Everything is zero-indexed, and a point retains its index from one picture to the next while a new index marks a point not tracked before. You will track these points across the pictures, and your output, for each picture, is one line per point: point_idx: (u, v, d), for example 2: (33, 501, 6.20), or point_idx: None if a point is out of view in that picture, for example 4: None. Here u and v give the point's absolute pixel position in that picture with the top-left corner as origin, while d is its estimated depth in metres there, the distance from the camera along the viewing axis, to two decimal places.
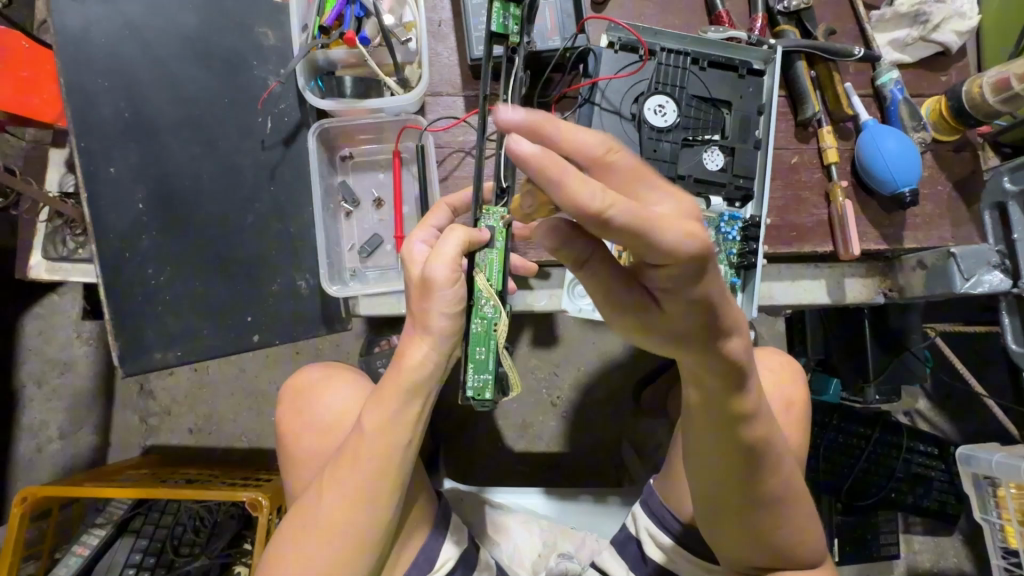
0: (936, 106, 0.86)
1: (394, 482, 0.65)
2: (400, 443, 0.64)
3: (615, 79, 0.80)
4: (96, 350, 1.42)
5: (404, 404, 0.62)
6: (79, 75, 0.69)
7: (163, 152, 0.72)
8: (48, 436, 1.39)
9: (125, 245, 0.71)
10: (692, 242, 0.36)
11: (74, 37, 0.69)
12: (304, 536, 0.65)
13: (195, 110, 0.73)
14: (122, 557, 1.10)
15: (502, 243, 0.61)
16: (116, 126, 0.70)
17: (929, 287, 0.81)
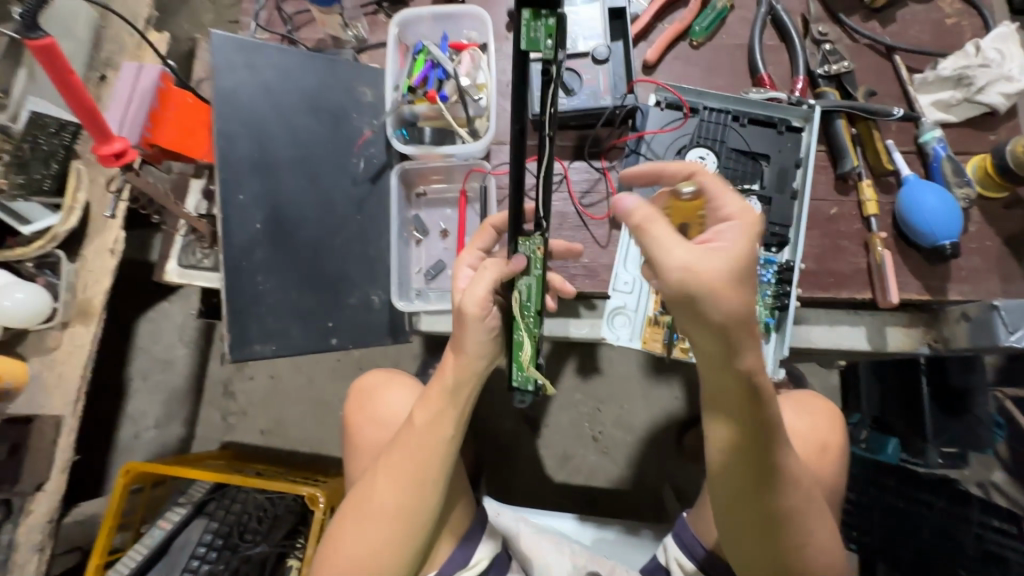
0: (981, 164, 0.88)
1: (439, 473, 0.73)
2: (444, 438, 0.73)
3: (660, 133, 0.90)
4: (193, 353, 1.63)
5: (448, 404, 0.72)
6: (223, 123, 0.85)
7: (278, 184, 0.87)
8: (144, 424, 1.54)
9: (241, 257, 0.84)
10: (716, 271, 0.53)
11: (225, 94, 0.85)
12: (360, 516, 0.74)
13: (306, 151, 0.89)
14: (195, 536, 1.22)
15: (539, 270, 0.68)
16: (242, 163, 0.86)
17: (975, 339, 0.81)
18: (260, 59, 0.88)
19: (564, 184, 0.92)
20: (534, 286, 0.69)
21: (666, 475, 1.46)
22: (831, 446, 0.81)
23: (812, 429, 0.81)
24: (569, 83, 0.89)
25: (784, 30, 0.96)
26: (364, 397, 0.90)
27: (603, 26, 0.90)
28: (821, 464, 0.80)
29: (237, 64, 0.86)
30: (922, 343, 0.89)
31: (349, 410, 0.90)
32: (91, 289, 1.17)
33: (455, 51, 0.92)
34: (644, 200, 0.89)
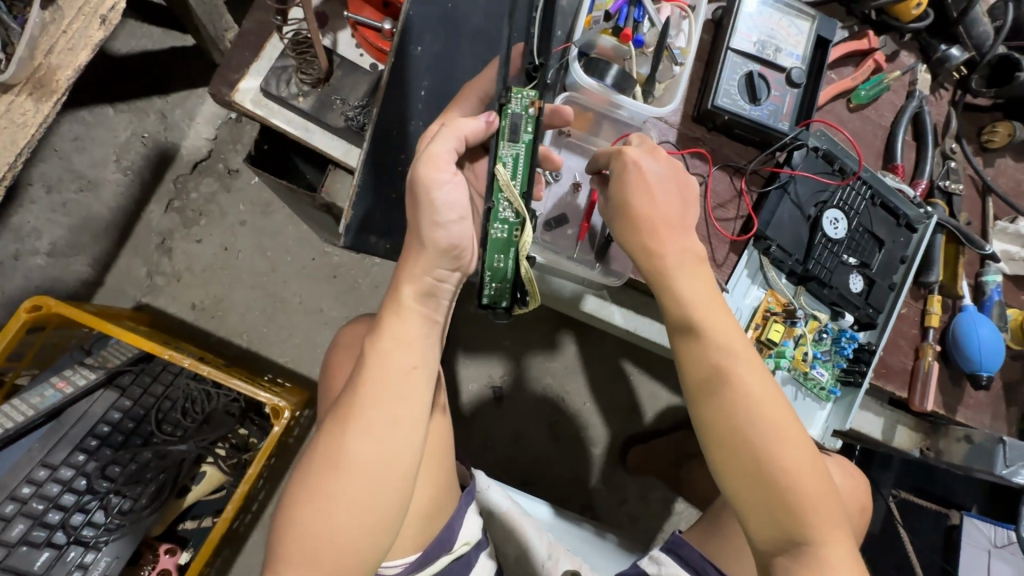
0: (1019, 317, 1.00)
1: (405, 406, 0.63)
2: (408, 365, 0.64)
3: (810, 180, 0.88)
4: (130, 185, 1.30)
5: (409, 322, 0.65)
6: None
7: (448, 54, 0.72)
8: (34, 247, 1.21)
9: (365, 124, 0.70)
10: (636, 200, 0.66)
11: None
12: (316, 479, 0.61)
13: (467, 27, 0.73)
14: (99, 411, 0.97)
15: (527, 135, 0.67)
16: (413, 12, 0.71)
17: (969, 461, 0.93)
18: None
19: (703, 189, 0.87)
20: (520, 157, 0.67)
21: (600, 479, 1.52)
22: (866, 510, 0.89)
23: (857, 497, 0.87)
24: (758, 91, 0.83)
25: (923, 132, 1.00)
26: (354, 346, 0.86)
27: (807, 50, 0.85)
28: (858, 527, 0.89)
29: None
30: (915, 447, 1.01)
31: (333, 364, 0.86)
32: (61, 58, 0.81)
33: None
34: (777, 239, 0.86)
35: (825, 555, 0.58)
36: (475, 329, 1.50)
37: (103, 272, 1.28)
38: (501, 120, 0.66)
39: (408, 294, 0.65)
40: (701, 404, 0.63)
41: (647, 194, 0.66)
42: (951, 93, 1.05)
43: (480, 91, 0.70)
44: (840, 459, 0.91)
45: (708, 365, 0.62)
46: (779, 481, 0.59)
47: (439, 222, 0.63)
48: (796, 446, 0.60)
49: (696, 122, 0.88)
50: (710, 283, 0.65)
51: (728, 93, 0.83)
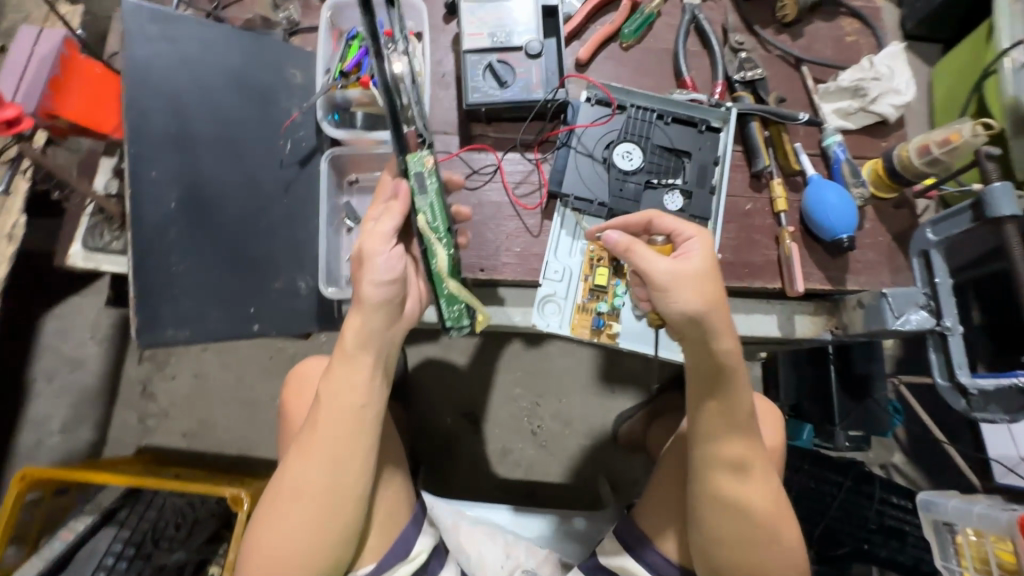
0: (874, 167, 0.96)
1: (355, 446, 0.74)
2: (356, 406, 0.73)
3: (590, 128, 0.92)
4: (106, 353, 1.52)
5: (352, 368, 0.74)
6: (138, 94, 0.72)
7: (199, 162, 0.77)
8: (49, 430, 1.46)
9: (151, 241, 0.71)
10: (693, 290, 0.66)
11: (138, 67, 0.73)
12: (283, 501, 0.73)
13: (204, 133, 0.78)
14: (105, 545, 1.13)
15: (434, 183, 0.73)
16: (152, 140, 0.73)
17: (868, 325, 0.88)
18: (180, 32, 0.77)
19: (498, 175, 0.93)
20: (435, 205, 0.74)
21: (600, 466, 1.54)
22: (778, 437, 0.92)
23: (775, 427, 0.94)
24: (502, 74, 0.90)
25: (706, 37, 1.02)
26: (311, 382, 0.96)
27: (537, 22, 0.93)
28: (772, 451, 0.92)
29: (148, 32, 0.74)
30: (825, 330, 0.97)
31: (288, 397, 0.97)
32: None
33: (389, 38, 0.93)
34: (575, 192, 0.91)
35: (769, 529, 0.70)
36: (435, 368, 1.57)
37: (105, 431, 1.49)
38: (407, 180, 0.72)
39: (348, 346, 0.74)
40: (723, 445, 0.69)
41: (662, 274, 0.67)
42: None
43: (248, 177, 0.82)
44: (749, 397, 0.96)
45: (727, 420, 0.68)
46: (729, 487, 0.70)
47: (375, 282, 0.71)
48: (763, 463, 0.69)
49: (471, 121, 0.95)
50: (725, 329, 0.67)
51: (477, 88, 0.91)
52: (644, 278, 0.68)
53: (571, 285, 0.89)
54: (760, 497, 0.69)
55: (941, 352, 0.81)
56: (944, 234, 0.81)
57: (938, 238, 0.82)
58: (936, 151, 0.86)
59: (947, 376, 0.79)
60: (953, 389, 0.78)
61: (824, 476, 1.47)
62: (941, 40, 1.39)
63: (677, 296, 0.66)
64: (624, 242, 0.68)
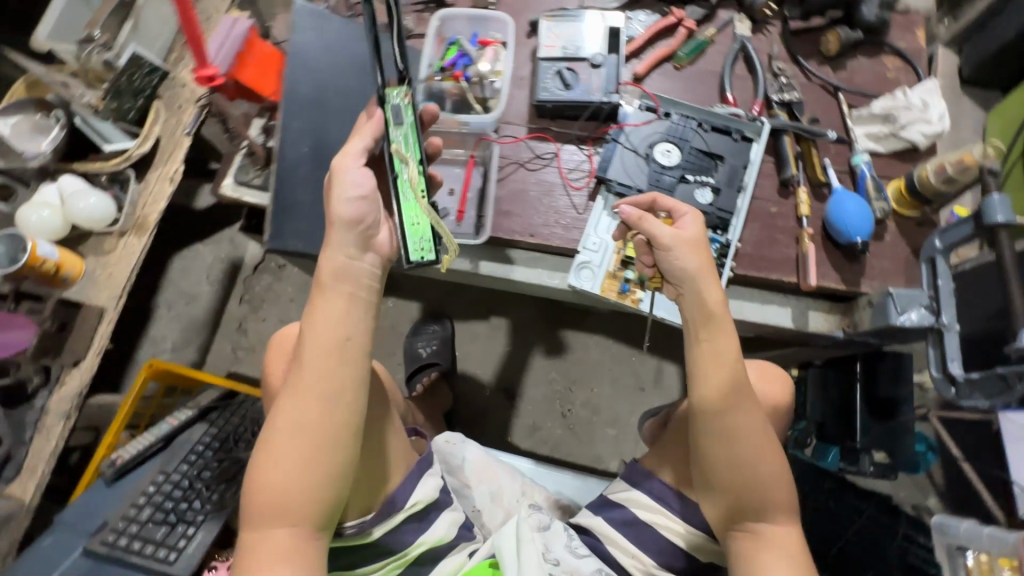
0: (898, 187, 1.06)
1: (343, 376, 0.78)
2: (340, 338, 0.78)
3: (637, 128, 1.09)
4: (215, 292, 1.83)
5: (332, 305, 0.79)
6: (294, 69, 0.99)
7: (325, 121, 0.99)
8: (162, 348, 1.77)
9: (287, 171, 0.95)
10: (687, 253, 0.86)
11: (297, 49, 1.00)
12: (272, 439, 0.76)
13: (333, 102, 1.01)
14: (196, 437, 1.36)
15: (410, 118, 0.88)
16: (297, 103, 0.98)
17: (874, 321, 0.96)
18: (328, 25, 1.02)
19: (554, 161, 1.12)
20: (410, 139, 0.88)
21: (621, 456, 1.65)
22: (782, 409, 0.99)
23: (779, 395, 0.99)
24: (568, 79, 1.10)
25: (751, 63, 1.17)
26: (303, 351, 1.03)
27: (602, 41, 1.12)
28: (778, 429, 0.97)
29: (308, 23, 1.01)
30: (837, 328, 1.05)
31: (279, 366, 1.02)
32: (149, 207, 1.36)
33: (481, 45, 1.15)
34: (617, 179, 1.07)
35: (761, 471, 0.80)
36: (481, 343, 1.74)
37: (205, 355, 1.78)
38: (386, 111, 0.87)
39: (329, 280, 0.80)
40: (709, 395, 0.81)
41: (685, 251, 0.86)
42: (778, 27, 1.22)
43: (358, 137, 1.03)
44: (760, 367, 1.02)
45: (718, 368, 0.81)
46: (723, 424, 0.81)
47: (343, 197, 0.80)
48: (751, 408, 0.81)
49: (538, 117, 1.15)
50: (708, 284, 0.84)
51: (547, 88, 1.10)
52: (652, 243, 0.88)
53: (606, 256, 1.05)
54: (753, 436, 0.80)
55: (938, 348, 0.89)
56: (949, 242, 0.90)
57: (944, 245, 0.91)
58: (951, 172, 0.95)
59: (942, 370, 0.87)
60: (944, 380, 0.85)
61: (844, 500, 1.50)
62: (1000, 87, 1.45)
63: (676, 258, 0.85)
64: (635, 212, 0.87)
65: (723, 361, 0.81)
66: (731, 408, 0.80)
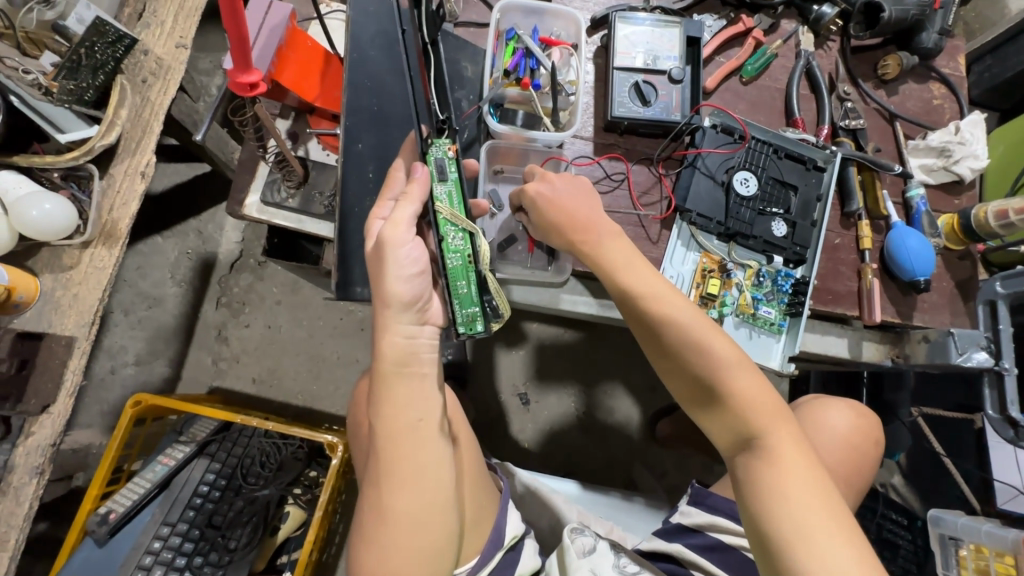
0: (949, 222, 1.09)
1: (426, 456, 0.67)
2: (415, 420, 0.67)
3: (714, 153, 1.03)
4: (185, 294, 1.58)
5: (403, 386, 0.67)
6: (355, 74, 0.81)
7: (391, 139, 0.83)
8: (124, 360, 1.48)
9: (350, 202, 0.79)
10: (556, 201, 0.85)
11: (359, 47, 0.82)
12: (370, 530, 0.66)
13: (398, 115, 0.84)
14: (198, 474, 1.20)
15: (453, 172, 0.79)
16: (359, 116, 0.81)
17: (930, 357, 1.01)
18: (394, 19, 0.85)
19: (626, 183, 1.03)
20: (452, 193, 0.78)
21: (635, 456, 1.64)
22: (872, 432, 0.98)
23: (869, 427, 0.98)
24: (647, 94, 1.00)
25: (816, 83, 1.13)
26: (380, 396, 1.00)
27: (681, 51, 1.03)
28: (860, 451, 0.96)
29: (369, 9, 0.83)
30: (887, 357, 1.09)
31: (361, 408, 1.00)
32: (118, 212, 1.11)
33: (545, 44, 1.02)
34: (696, 209, 1.01)
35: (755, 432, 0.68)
36: (492, 346, 1.67)
37: (180, 368, 1.55)
38: (428, 163, 0.77)
39: (387, 359, 0.67)
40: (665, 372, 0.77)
41: (556, 207, 0.85)
42: (837, 43, 1.18)
43: None
44: (847, 403, 0.99)
45: (646, 331, 0.77)
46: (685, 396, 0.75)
47: (402, 276, 0.66)
48: (704, 360, 0.72)
49: (606, 131, 1.05)
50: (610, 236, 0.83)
51: (623, 104, 1.00)
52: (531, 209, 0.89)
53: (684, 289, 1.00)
54: (735, 382, 0.70)
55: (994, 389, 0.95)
56: (1012, 288, 0.95)
57: (1006, 291, 0.95)
58: (1013, 217, 0.99)
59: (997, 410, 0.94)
60: (1003, 421, 0.93)
61: None
62: (999, 110, 1.53)
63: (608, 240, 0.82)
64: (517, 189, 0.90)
65: (659, 322, 0.75)
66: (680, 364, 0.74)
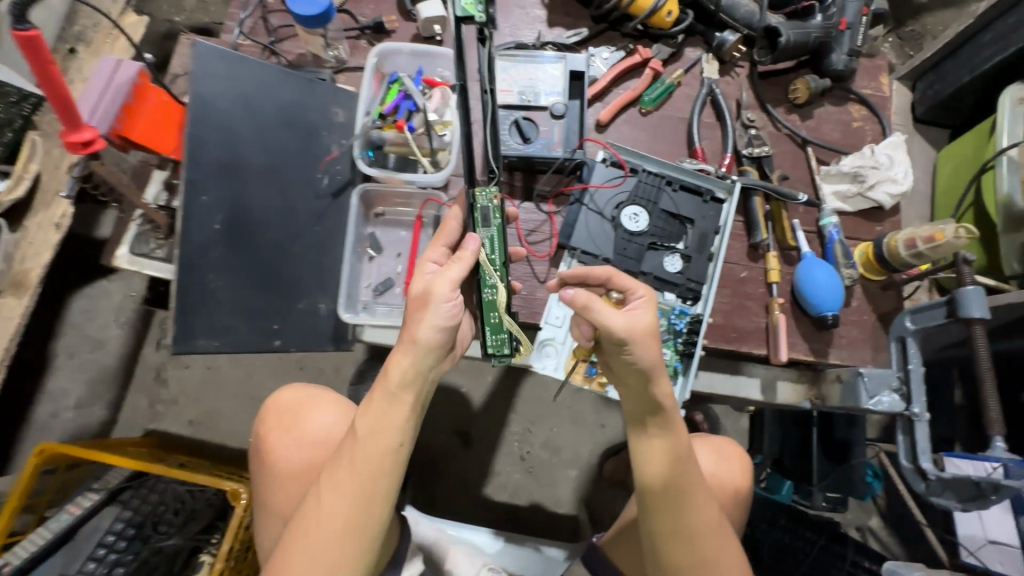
0: (866, 250, 1.02)
1: (390, 485, 0.68)
2: (395, 443, 0.68)
3: (602, 188, 0.99)
4: (128, 336, 1.60)
5: (394, 408, 0.69)
6: (199, 130, 0.92)
7: (243, 187, 0.95)
8: (64, 405, 1.51)
9: (198, 253, 0.91)
10: (626, 323, 0.68)
11: (203, 102, 0.92)
12: (301, 533, 0.66)
13: (249, 168, 0.96)
14: (106, 524, 1.19)
15: (497, 220, 0.77)
16: (210, 168, 0.93)
17: (843, 399, 0.93)
18: (243, 74, 0.96)
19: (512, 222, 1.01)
20: (495, 238, 0.77)
21: (586, 499, 1.50)
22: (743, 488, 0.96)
23: (736, 479, 0.95)
24: (526, 131, 0.99)
25: (719, 110, 1.09)
26: (287, 419, 0.92)
27: (564, 85, 1.01)
28: (733, 509, 0.94)
29: (221, 73, 0.94)
30: (805, 399, 1.03)
31: (268, 431, 0.92)
32: (29, 260, 1.14)
33: (428, 85, 1.02)
34: (582, 246, 0.98)
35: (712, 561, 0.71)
36: None
37: (117, 411, 1.56)
38: (473, 213, 0.76)
39: (395, 379, 0.68)
40: (645, 480, 0.72)
41: (642, 340, 0.68)
42: (745, 69, 1.14)
43: (282, 206, 0.98)
44: (712, 442, 1.00)
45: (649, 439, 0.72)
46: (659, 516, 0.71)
47: (436, 326, 0.68)
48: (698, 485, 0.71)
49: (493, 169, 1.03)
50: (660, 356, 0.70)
51: (503, 142, 0.99)
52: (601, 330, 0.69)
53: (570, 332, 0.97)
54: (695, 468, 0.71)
55: (909, 435, 0.87)
56: (920, 324, 0.87)
57: (916, 327, 0.87)
58: (922, 246, 0.92)
59: (911, 459, 0.85)
60: (915, 472, 0.84)
61: (798, 531, 1.47)
62: (949, 126, 1.45)
63: (619, 316, 0.68)
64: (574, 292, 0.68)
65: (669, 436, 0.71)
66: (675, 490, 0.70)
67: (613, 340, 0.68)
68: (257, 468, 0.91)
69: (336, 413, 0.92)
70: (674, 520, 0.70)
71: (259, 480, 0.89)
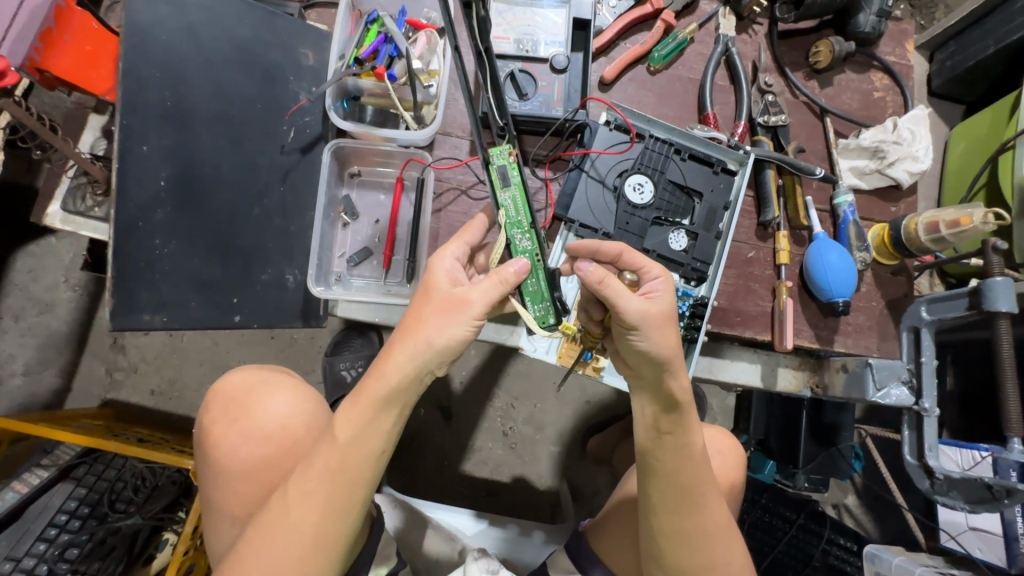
0: (880, 233, 0.96)
1: (367, 493, 0.61)
2: (376, 451, 0.60)
3: (604, 154, 0.90)
4: (80, 299, 1.46)
5: (377, 412, 0.60)
6: (137, 64, 0.80)
7: (191, 138, 0.85)
8: (10, 370, 1.38)
9: (140, 216, 0.81)
10: (641, 308, 0.62)
11: (140, 30, 0.81)
12: (262, 545, 0.58)
13: (200, 116, 0.85)
14: (57, 502, 1.10)
15: (517, 178, 0.70)
16: (150, 113, 0.82)
17: (847, 390, 0.89)
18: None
19: None
20: (518, 198, 0.69)
21: (565, 476, 1.46)
22: (737, 483, 0.92)
23: (730, 472, 0.92)
24: (523, 86, 0.89)
25: (734, 72, 0.99)
26: (234, 408, 0.80)
27: (566, 35, 0.91)
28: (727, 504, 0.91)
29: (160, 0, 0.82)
30: (805, 386, 1.01)
31: (210, 420, 0.80)
32: None
33: (412, 28, 0.90)
34: (580, 217, 0.89)
35: (710, 559, 0.68)
36: None
37: (70, 379, 1.44)
38: (489, 173, 0.69)
39: (382, 381, 0.60)
40: (652, 481, 0.68)
41: (656, 330, 0.63)
42: (765, 26, 1.04)
43: (242, 163, 0.88)
44: (709, 433, 0.97)
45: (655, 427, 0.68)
46: (667, 513, 0.68)
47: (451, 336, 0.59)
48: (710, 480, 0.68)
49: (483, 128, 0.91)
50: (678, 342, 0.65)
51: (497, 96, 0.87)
52: (611, 312, 0.64)
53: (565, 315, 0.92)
54: (709, 470, 0.68)
55: (913, 429, 0.83)
56: (937, 315, 0.81)
57: (932, 317, 0.82)
58: (944, 231, 0.86)
59: (916, 454, 0.82)
60: (920, 470, 0.81)
61: (777, 510, 1.42)
62: (964, 102, 1.37)
63: (634, 299, 0.62)
64: (596, 272, 0.61)
65: (687, 433, 0.67)
66: (688, 488, 0.66)
67: (625, 323, 0.63)
68: (199, 460, 0.80)
69: (293, 401, 0.81)
70: (680, 522, 0.67)
71: (204, 475, 0.78)
